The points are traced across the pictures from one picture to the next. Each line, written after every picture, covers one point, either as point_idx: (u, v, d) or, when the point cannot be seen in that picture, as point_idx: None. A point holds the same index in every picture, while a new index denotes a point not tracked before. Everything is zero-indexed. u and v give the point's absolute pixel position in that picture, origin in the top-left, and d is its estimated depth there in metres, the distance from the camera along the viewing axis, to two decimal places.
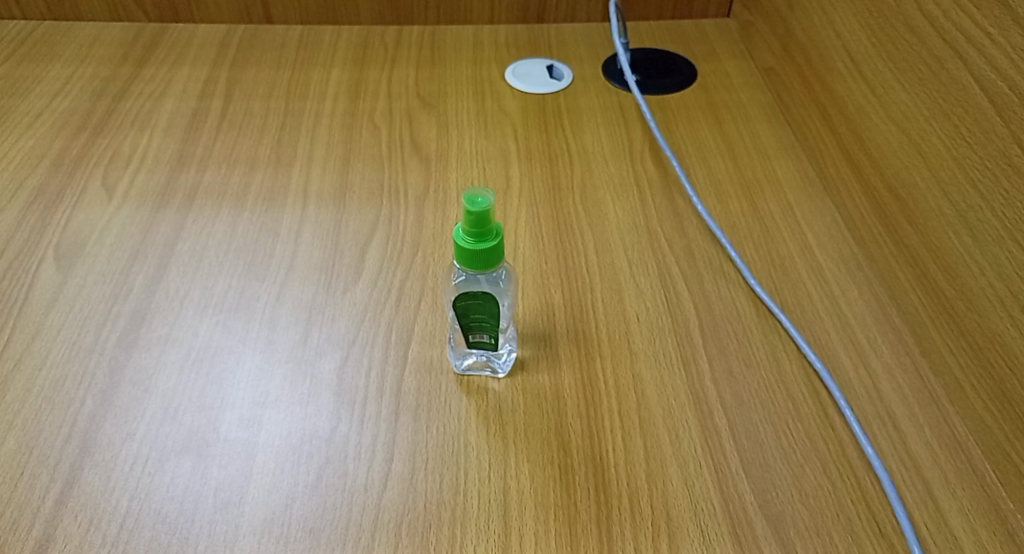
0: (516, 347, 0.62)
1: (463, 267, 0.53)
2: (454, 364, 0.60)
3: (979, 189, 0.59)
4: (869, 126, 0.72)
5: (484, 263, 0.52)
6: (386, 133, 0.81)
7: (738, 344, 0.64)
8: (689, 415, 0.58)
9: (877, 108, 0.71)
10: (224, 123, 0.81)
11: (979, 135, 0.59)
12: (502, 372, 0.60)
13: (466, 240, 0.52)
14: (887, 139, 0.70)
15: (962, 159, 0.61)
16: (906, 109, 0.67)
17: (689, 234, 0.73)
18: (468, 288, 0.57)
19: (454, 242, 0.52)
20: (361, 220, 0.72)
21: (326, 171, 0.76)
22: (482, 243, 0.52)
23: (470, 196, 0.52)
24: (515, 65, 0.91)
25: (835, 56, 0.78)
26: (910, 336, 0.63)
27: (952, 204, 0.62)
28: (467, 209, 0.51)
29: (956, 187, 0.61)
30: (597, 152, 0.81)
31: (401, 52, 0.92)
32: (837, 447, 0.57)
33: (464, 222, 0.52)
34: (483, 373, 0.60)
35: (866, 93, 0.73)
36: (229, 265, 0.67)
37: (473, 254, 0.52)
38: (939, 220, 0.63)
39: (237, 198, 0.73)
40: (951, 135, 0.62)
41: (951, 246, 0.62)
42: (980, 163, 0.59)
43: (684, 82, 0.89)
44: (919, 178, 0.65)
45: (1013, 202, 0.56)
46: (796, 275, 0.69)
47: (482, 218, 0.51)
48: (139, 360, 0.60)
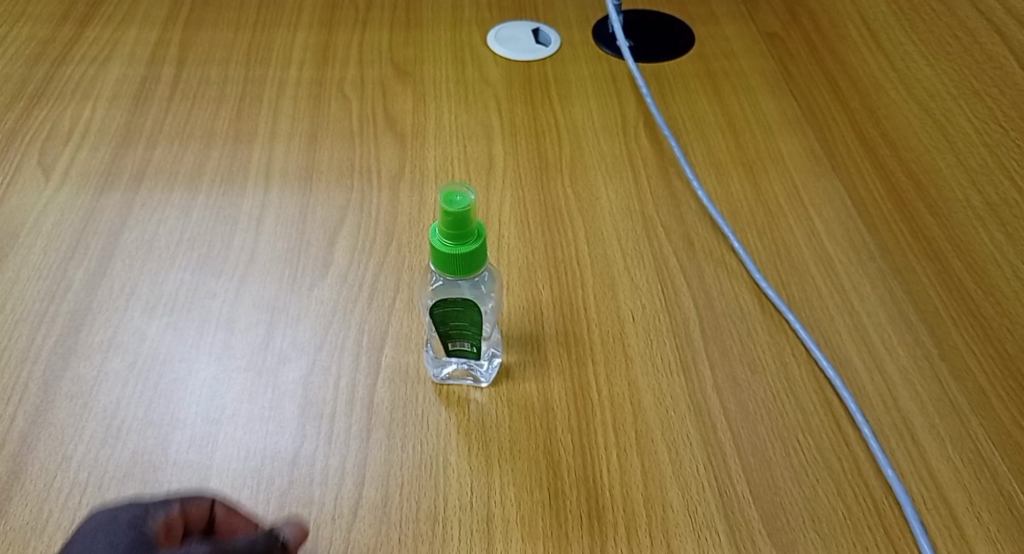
0: (500, 352, 0.57)
1: (439, 271, 0.47)
2: (432, 373, 0.55)
3: (964, 176, 0.67)
4: (891, 114, 0.72)
5: (463, 269, 0.47)
6: (357, 105, 0.74)
7: (743, 347, 0.58)
8: (691, 429, 0.53)
9: (903, 96, 0.74)
10: (177, 93, 0.73)
11: (952, 132, 0.70)
12: (485, 381, 0.55)
13: (442, 243, 0.46)
14: (916, 128, 0.71)
15: (948, 147, 0.69)
16: (892, 97, 0.74)
17: (688, 221, 0.67)
18: (448, 293, 0.50)
19: (430, 245, 0.46)
20: (329, 206, 0.65)
21: (291, 148, 0.69)
22: (460, 248, 0.46)
23: (447, 193, 0.45)
24: (498, 28, 0.83)
25: (858, 41, 0.79)
26: (927, 338, 0.58)
27: (980, 196, 0.66)
28: (444, 208, 0.45)
29: (963, 177, 0.67)
30: (588, 128, 0.74)
31: (373, 12, 0.84)
32: (851, 465, 0.52)
33: (441, 222, 0.45)
34: (464, 382, 0.55)
35: (891, 82, 0.75)
36: (181, 257, 0.60)
37: (450, 260, 0.46)
38: (972, 216, 0.64)
39: (191, 179, 0.66)
40: (925, 125, 0.71)
41: (980, 243, 0.63)
42: (958, 152, 0.69)
43: (682, 48, 0.82)
44: (949, 171, 0.67)
45: (981, 185, 0.66)
46: (803, 267, 0.63)
47: (462, 218, 0.45)
48: (77, 371, 0.53)
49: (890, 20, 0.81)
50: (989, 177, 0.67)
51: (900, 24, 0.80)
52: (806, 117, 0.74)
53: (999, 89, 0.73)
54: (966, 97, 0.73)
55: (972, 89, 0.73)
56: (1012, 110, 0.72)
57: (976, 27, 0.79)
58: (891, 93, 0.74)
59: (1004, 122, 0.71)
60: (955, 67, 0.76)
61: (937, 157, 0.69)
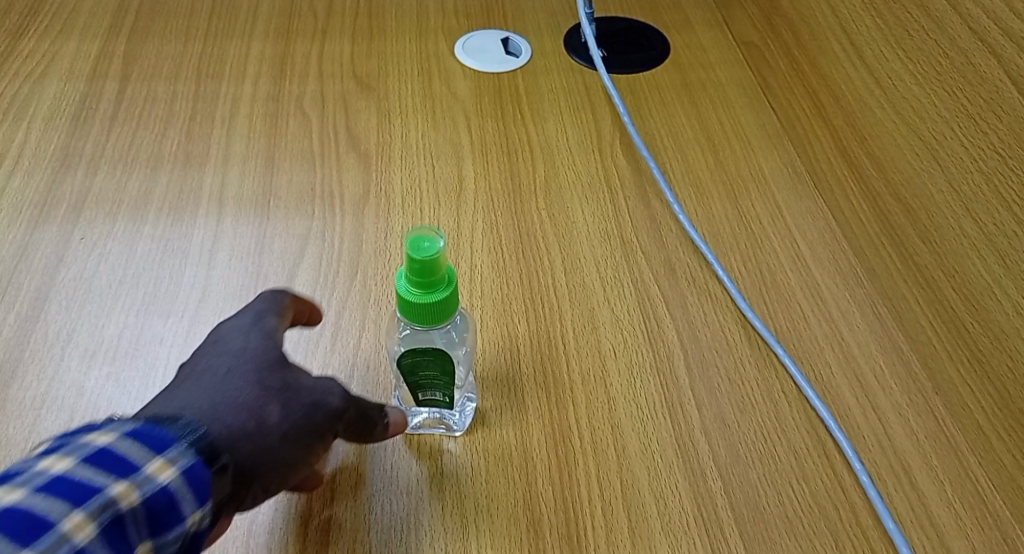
0: (474, 398, 0.54)
1: (406, 320, 0.44)
2: None
3: (957, 203, 0.64)
4: (877, 134, 0.70)
5: (432, 318, 0.44)
6: (317, 123, 0.69)
7: (730, 383, 0.55)
8: (679, 477, 0.50)
9: (891, 118, 0.71)
10: (121, 111, 0.68)
11: (944, 156, 0.68)
12: (459, 429, 0.52)
13: (410, 290, 0.43)
14: (904, 151, 0.68)
15: (940, 173, 0.67)
16: (879, 118, 0.71)
17: (669, 245, 0.63)
18: (419, 343, 0.48)
19: (397, 294, 0.43)
20: (288, 236, 0.60)
21: (247, 171, 0.65)
22: (429, 295, 0.43)
23: (415, 238, 0.43)
24: (465, 38, 0.79)
25: (841, 57, 0.77)
26: (921, 371, 0.55)
27: (974, 224, 0.63)
28: (411, 252, 0.42)
29: (958, 205, 0.64)
30: (562, 144, 0.70)
31: (333, 21, 0.79)
32: (849, 515, 0.49)
33: (407, 270, 0.43)
34: (436, 431, 0.52)
35: (879, 102, 0.72)
36: (125, 297, 0.56)
37: (418, 308, 0.43)
38: (965, 245, 0.62)
39: (136, 207, 0.61)
40: (914, 148, 0.68)
41: (975, 274, 0.60)
42: (951, 178, 0.66)
43: (657, 57, 0.78)
44: (941, 197, 0.65)
45: (976, 212, 0.64)
46: (791, 295, 0.60)
47: (428, 266, 0.42)
48: (5, 431, 0.48)
49: (876, 37, 0.78)
50: (986, 207, 0.64)
51: (887, 42, 0.77)
52: (788, 132, 0.71)
53: (994, 114, 0.70)
54: (959, 121, 0.70)
55: (966, 113, 0.71)
56: (1009, 135, 0.69)
57: (970, 46, 0.76)
58: (878, 112, 0.71)
59: (999, 147, 0.68)
60: (946, 89, 0.73)
61: (928, 182, 0.66)
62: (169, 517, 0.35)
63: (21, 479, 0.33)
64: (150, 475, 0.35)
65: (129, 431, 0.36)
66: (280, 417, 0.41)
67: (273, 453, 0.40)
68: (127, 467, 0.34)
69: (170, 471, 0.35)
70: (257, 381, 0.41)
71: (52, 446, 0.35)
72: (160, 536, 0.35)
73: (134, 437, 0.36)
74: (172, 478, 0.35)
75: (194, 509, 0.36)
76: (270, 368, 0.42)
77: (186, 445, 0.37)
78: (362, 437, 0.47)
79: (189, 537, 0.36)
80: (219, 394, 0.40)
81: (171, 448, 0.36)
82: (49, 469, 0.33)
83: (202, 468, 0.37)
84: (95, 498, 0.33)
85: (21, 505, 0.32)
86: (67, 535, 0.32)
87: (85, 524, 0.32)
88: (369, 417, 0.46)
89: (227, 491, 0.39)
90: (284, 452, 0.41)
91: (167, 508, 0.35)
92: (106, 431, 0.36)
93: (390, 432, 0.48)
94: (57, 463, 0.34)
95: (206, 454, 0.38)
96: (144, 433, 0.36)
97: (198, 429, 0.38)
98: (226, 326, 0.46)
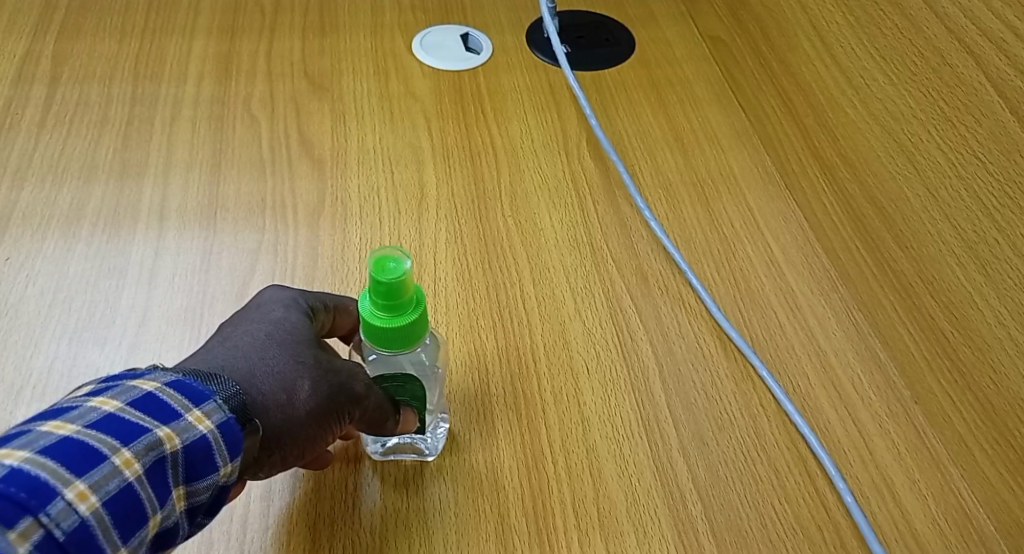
0: (447, 419, 0.51)
1: (373, 345, 0.42)
2: (371, 449, 0.50)
3: (938, 209, 0.63)
4: (850, 136, 0.68)
5: (400, 342, 0.41)
6: (266, 126, 0.65)
7: (707, 399, 0.53)
8: (657, 502, 0.48)
9: (866, 118, 0.69)
10: (50, 117, 0.64)
11: (921, 159, 0.66)
12: (430, 454, 0.50)
13: (374, 315, 0.41)
14: (880, 153, 0.67)
15: (919, 176, 0.65)
16: (851, 119, 0.69)
17: (640, 251, 0.61)
18: (382, 370, 0.47)
19: (363, 321, 0.41)
20: (237, 251, 0.57)
21: (190, 181, 0.61)
22: (397, 319, 0.41)
23: (378, 259, 0.40)
24: (423, 34, 0.75)
25: (809, 54, 0.75)
26: (900, 379, 0.54)
27: (953, 229, 0.61)
28: (374, 274, 0.40)
29: (936, 210, 0.63)
30: (526, 146, 0.67)
31: (282, 16, 0.74)
32: (833, 535, 0.47)
33: (374, 293, 0.40)
34: (408, 456, 0.50)
35: (852, 101, 0.71)
36: (55, 323, 0.52)
37: (385, 332, 0.41)
38: (943, 251, 0.60)
39: (68, 223, 0.58)
40: (891, 151, 0.67)
41: (955, 281, 0.59)
42: (929, 181, 0.65)
43: (622, 54, 0.76)
44: (917, 201, 0.63)
45: (955, 218, 0.62)
46: (765, 302, 0.58)
47: (395, 288, 0.40)
48: None
49: (848, 35, 0.76)
50: (966, 214, 0.63)
51: (860, 41, 0.76)
52: (756, 131, 0.69)
53: (973, 116, 0.69)
54: (936, 123, 0.69)
55: (943, 115, 0.69)
56: (988, 138, 0.67)
57: (947, 45, 0.75)
58: (849, 112, 0.70)
59: (979, 151, 0.67)
60: (921, 90, 0.71)
61: (903, 186, 0.64)
62: (203, 468, 0.36)
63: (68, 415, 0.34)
64: (189, 424, 0.36)
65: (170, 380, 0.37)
66: (309, 391, 0.41)
67: (298, 424, 0.41)
68: (168, 414, 0.35)
69: (207, 421, 0.36)
70: (291, 355, 0.42)
71: (96, 387, 0.35)
72: (193, 483, 0.36)
73: (176, 387, 0.36)
74: (209, 428, 0.36)
75: (227, 460, 0.37)
76: (306, 343, 0.43)
77: (223, 397, 0.37)
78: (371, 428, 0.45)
79: (218, 489, 0.37)
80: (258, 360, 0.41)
81: (209, 400, 0.37)
82: (96, 408, 0.34)
83: (237, 421, 0.37)
84: (143, 439, 0.34)
85: (72, 438, 0.32)
86: (116, 471, 0.33)
87: (132, 462, 0.33)
88: (381, 413, 0.44)
89: (254, 450, 0.39)
90: (308, 427, 0.41)
91: (203, 457, 0.36)
92: (149, 378, 0.36)
93: (397, 431, 0.46)
94: (106, 403, 0.34)
95: (240, 412, 0.38)
96: (186, 384, 0.37)
97: (234, 385, 0.38)
98: (269, 293, 0.46)
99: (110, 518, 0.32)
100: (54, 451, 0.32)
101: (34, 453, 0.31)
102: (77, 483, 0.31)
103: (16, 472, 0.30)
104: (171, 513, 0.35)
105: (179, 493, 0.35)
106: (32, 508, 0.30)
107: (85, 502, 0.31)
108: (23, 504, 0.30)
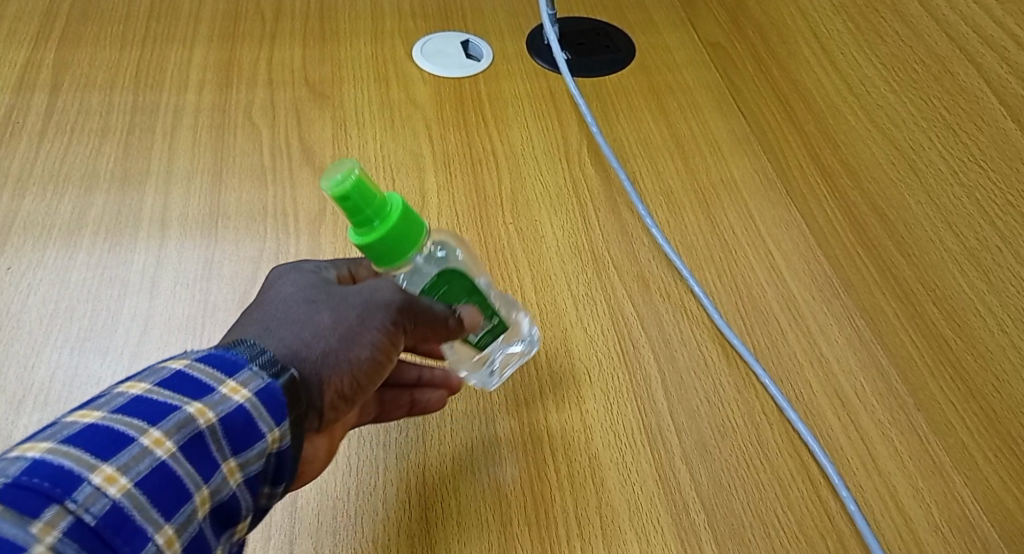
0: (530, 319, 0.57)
1: (381, 266, 0.43)
2: (486, 380, 0.54)
3: (940, 218, 0.63)
4: (851, 144, 0.68)
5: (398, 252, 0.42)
6: (267, 134, 0.65)
7: (709, 406, 0.53)
8: (660, 510, 0.48)
9: (867, 126, 0.69)
10: (51, 126, 0.64)
11: (922, 167, 0.66)
12: (533, 345, 0.55)
13: (359, 234, 0.41)
14: (881, 161, 0.67)
15: (922, 185, 0.65)
16: (852, 127, 0.69)
17: (641, 258, 0.61)
18: (413, 285, 0.45)
19: (363, 242, 0.41)
20: (238, 259, 0.57)
21: (191, 189, 0.61)
22: (389, 217, 0.41)
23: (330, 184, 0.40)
24: (424, 41, 0.75)
25: (809, 60, 0.75)
26: (902, 386, 0.54)
27: (955, 237, 0.61)
28: (335, 196, 0.40)
29: (939, 219, 0.63)
30: (527, 153, 0.67)
31: (282, 23, 0.74)
32: (835, 543, 0.47)
33: (352, 212, 0.40)
34: (519, 358, 0.55)
35: (852, 108, 0.71)
36: (57, 332, 0.52)
37: (379, 245, 0.41)
38: (945, 258, 0.60)
39: (70, 232, 0.58)
40: (892, 160, 0.67)
41: (957, 289, 0.58)
42: (930, 189, 0.65)
43: (622, 60, 0.76)
44: (919, 209, 0.63)
45: (957, 226, 0.62)
46: (767, 309, 0.58)
47: (365, 191, 0.40)
48: None
49: (848, 44, 0.76)
50: (967, 220, 0.63)
51: (859, 49, 0.76)
52: (757, 138, 0.69)
53: (974, 123, 0.69)
54: (937, 131, 0.69)
55: (944, 123, 0.69)
56: (989, 146, 0.67)
57: (947, 51, 0.75)
58: (850, 118, 0.70)
59: (981, 158, 0.66)
60: (921, 97, 0.71)
61: (905, 194, 0.64)
62: (248, 437, 0.36)
63: (97, 403, 0.35)
64: (223, 397, 0.36)
65: (199, 355, 0.38)
66: (332, 321, 0.42)
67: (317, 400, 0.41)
68: (202, 388, 0.36)
69: (243, 391, 0.37)
70: (306, 299, 0.42)
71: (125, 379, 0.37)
72: (243, 453, 0.36)
73: (205, 362, 0.37)
74: (246, 397, 0.37)
75: (273, 426, 0.37)
76: (315, 287, 0.43)
77: (258, 364, 0.38)
78: (437, 329, 0.44)
79: (270, 458, 0.38)
80: (269, 317, 0.42)
81: (243, 369, 0.38)
82: (123, 393, 0.35)
83: (276, 384, 0.38)
84: (172, 417, 0.35)
85: (98, 424, 0.33)
86: (146, 451, 0.33)
87: (163, 441, 0.34)
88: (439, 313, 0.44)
89: (305, 405, 0.39)
90: (339, 348, 0.41)
91: (245, 426, 0.36)
92: (178, 358, 0.38)
93: (465, 328, 0.46)
94: (134, 387, 0.36)
95: (272, 367, 0.39)
96: (215, 357, 0.38)
97: (263, 349, 0.39)
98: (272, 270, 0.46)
99: (145, 497, 0.32)
100: (79, 439, 0.32)
101: (57, 444, 0.32)
102: (104, 467, 0.32)
103: (38, 463, 0.31)
104: (224, 487, 0.36)
105: (230, 465, 0.36)
106: (57, 496, 0.30)
107: (114, 485, 0.32)
108: (48, 493, 0.30)
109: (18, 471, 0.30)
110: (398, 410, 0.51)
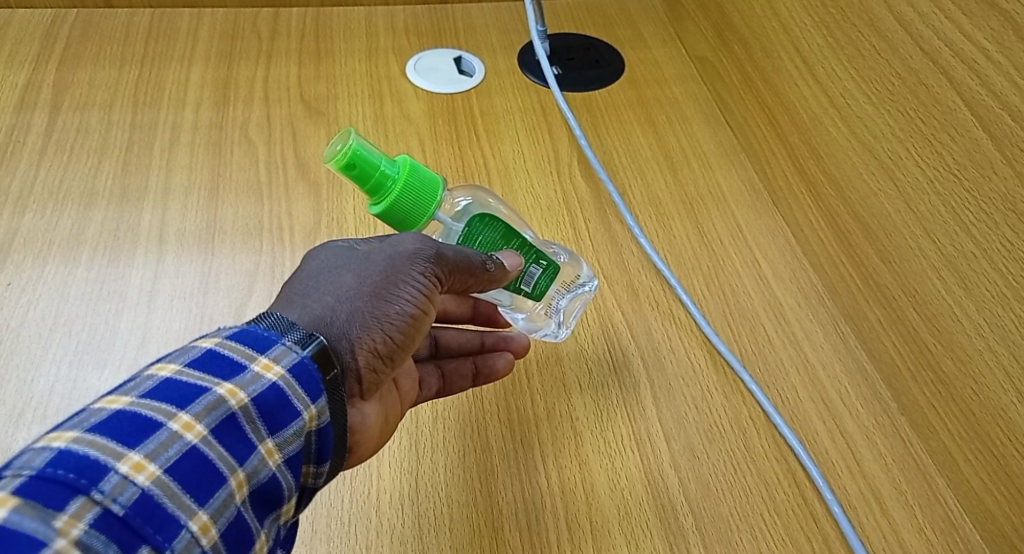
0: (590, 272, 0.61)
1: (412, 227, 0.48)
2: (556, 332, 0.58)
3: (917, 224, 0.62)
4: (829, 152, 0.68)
5: (406, 214, 0.47)
6: (263, 150, 0.66)
7: (698, 413, 0.54)
8: (649, 515, 0.49)
9: (843, 132, 0.68)
10: (51, 145, 0.65)
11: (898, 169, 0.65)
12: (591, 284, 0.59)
13: (374, 202, 0.47)
14: (857, 167, 0.66)
15: (899, 189, 0.64)
16: (828, 134, 0.69)
17: (631, 267, 0.62)
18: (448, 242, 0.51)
19: (383, 208, 0.46)
20: (235, 273, 0.58)
21: (189, 205, 0.62)
22: (399, 178, 0.46)
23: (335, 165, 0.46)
24: (417, 58, 0.77)
25: (786, 67, 0.74)
26: (886, 391, 0.55)
27: (932, 244, 0.60)
28: (339, 168, 0.45)
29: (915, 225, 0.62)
30: (518, 165, 0.69)
31: (278, 42, 0.76)
32: (821, 545, 0.48)
33: (364, 183, 0.46)
34: (584, 297, 0.59)
35: (829, 113, 0.70)
36: (57, 347, 0.54)
37: (399, 205, 0.46)
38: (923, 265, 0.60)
39: (69, 247, 0.59)
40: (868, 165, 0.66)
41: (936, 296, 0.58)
42: (906, 193, 0.64)
43: (612, 75, 0.77)
44: (899, 216, 0.62)
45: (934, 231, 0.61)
46: (753, 316, 0.59)
47: (366, 161, 0.45)
48: None
49: (827, 50, 0.74)
50: (943, 221, 0.61)
51: (834, 52, 0.74)
52: (744, 150, 0.71)
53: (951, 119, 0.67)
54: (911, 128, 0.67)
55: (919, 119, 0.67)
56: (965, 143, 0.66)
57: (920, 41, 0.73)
58: (826, 124, 0.69)
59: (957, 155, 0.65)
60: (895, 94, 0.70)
61: (882, 199, 0.64)
62: (284, 415, 0.38)
63: (125, 389, 0.35)
64: (256, 375, 0.37)
65: (230, 334, 0.39)
66: (356, 281, 0.43)
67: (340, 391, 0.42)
68: (236, 366, 0.37)
69: (276, 368, 0.38)
70: (329, 268, 0.44)
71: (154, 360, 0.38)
72: (281, 431, 0.37)
73: (236, 340, 0.39)
74: (279, 374, 0.38)
75: (308, 403, 0.39)
76: (337, 256, 0.45)
77: (290, 340, 0.39)
78: (472, 269, 0.47)
79: (307, 436, 0.39)
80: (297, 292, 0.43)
81: (276, 345, 0.39)
82: (152, 377, 0.36)
83: (309, 359, 0.39)
84: (201, 401, 0.35)
85: (125, 411, 0.34)
86: (176, 437, 0.34)
87: (193, 426, 0.34)
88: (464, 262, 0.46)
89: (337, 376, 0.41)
90: (365, 307, 0.43)
91: (279, 404, 0.38)
92: (208, 337, 0.39)
93: (493, 276, 0.48)
94: (163, 369, 0.36)
95: (305, 341, 0.40)
96: (246, 335, 0.39)
97: (292, 323, 0.41)
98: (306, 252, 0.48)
99: (175, 484, 0.33)
100: (105, 429, 0.33)
101: (82, 433, 0.32)
102: (131, 456, 0.32)
103: (63, 455, 0.31)
104: (263, 468, 0.37)
105: (268, 446, 0.37)
106: (83, 488, 0.30)
107: (142, 474, 0.32)
108: (74, 485, 0.30)
109: (43, 463, 0.30)
110: (462, 380, 0.54)
